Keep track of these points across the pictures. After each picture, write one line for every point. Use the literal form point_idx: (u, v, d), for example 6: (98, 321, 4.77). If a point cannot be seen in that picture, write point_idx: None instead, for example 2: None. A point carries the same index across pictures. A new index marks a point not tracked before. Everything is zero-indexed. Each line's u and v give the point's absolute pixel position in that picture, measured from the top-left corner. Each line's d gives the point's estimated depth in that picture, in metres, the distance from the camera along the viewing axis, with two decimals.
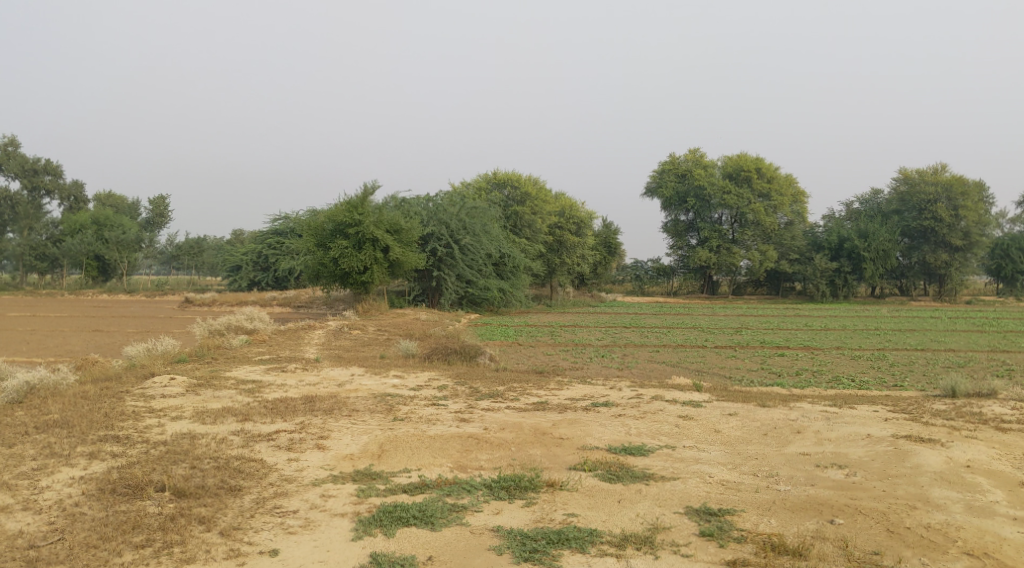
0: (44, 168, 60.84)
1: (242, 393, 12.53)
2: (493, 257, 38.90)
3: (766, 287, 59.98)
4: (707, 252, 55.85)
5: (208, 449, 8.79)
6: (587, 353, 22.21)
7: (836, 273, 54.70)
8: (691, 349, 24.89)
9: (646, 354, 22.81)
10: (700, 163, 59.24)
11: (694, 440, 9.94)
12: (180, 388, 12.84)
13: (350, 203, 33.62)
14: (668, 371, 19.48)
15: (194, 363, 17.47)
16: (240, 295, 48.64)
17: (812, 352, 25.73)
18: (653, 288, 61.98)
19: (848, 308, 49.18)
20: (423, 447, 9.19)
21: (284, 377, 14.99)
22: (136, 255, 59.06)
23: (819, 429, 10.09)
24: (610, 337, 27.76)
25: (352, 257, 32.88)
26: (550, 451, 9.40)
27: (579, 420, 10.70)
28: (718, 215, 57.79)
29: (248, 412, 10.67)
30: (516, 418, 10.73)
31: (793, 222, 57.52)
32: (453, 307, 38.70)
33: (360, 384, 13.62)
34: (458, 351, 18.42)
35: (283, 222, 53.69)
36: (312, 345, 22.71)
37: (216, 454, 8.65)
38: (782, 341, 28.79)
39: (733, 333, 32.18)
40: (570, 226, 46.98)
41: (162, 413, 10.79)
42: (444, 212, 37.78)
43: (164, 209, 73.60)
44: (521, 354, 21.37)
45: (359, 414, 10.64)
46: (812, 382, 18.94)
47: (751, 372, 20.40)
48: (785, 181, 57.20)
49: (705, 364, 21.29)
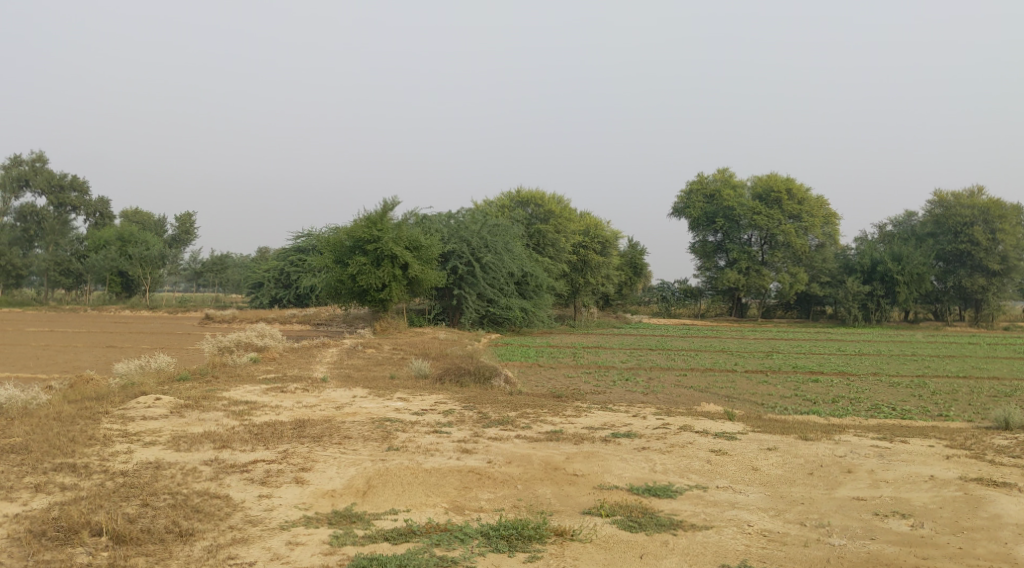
0: (72, 184, 60.70)
1: (231, 415, 11.49)
2: (515, 276, 37.80)
3: (796, 310, 58.19)
4: (735, 273, 54.47)
5: (168, 483, 7.76)
6: (610, 376, 20.96)
7: (869, 297, 52.84)
8: (720, 373, 23.54)
9: (673, 378, 21.52)
10: (729, 183, 58.17)
11: (729, 480, 8.72)
12: (164, 409, 11.78)
13: (370, 218, 32.76)
14: (696, 397, 18.19)
15: (193, 382, 16.45)
16: (261, 311, 47.99)
17: (848, 378, 24.23)
18: (680, 310, 60.57)
19: (882, 333, 47.35)
20: (416, 483, 8.08)
21: (281, 398, 13.91)
22: (160, 272, 58.59)
23: (872, 468, 8.84)
24: (635, 359, 26.46)
25: (370, 274, 31.97)
26: (563, 491, 8.23)
27: (597, 453, 9.50)
28: (748, 236, 56.30)
29: (228, 439, 9.58)
30: (526, 449, 9.56)
31: (824, 244, 55.90)
32: (474, 326, 37.59)
33: (360, 407, 12.51)
34: (472, 372, 17.32)
35: (306, 238, 53.08)
36: (322, 364, 21.75)
37: (176, 488, 7.64)
38: (816, 366, 27.33)
39: (763, 357, 30.64)
40: (595, 245, 45.77)
41: (135, 438, 9.74)
42: (466, 229, 36.94)
43: (190, 226, 73.46)
44: (541, 376, 20.19)
45: (351, 443, 9.53)
46: (852, 411, 17.51)
47: (785, 400, 19.01)
48: (817, 202, 55.53)
49: (735, 391, 19.94)
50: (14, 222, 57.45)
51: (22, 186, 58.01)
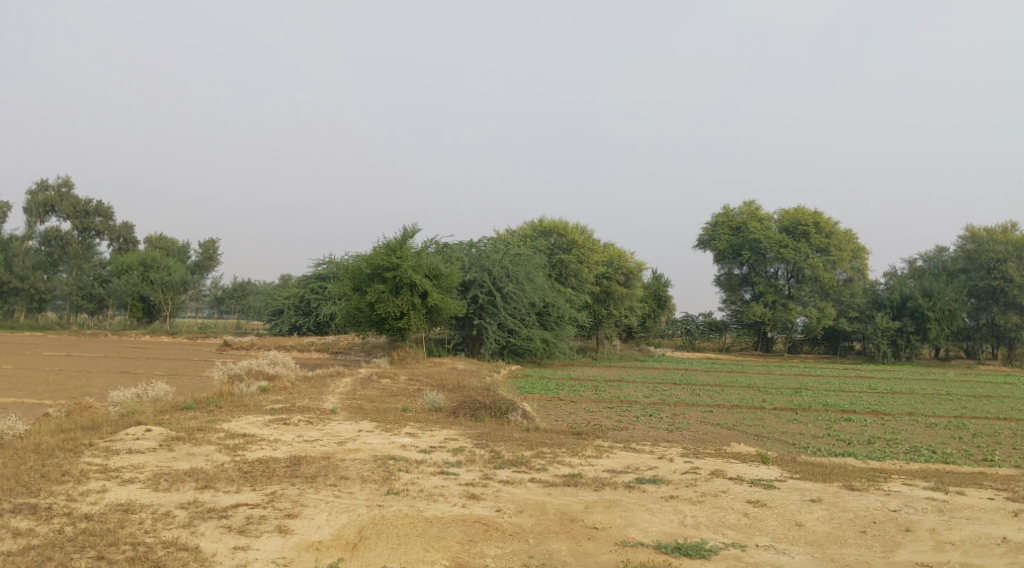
0: (96, 209, 60.69)
1: (223, 449, 10.63)
2: (537, 307, 36.88)
3: (823, 346, 56.59)
4: (761, 307, 53.32)
5: (134, 531, 7.15)
6: (634, 412, 19.94)
7: (899, 333, 51.14)
8: (748, 410, 22.43)
9: (699, 415, 20.46)
10: (755, 216, 56.92)
11: (770, 537, 7.83)
12: (152, 442, 10.95)
13: (389, 246, 32.02)
14: (724, 436, 17.17)
15: (194, 412, 15.67)
16: (279, 339, 47.40)
17: (883, 418, 23.01)
18: (704, 343, 59.37)
19: (913, 370, 45.82)
20: (413, 536, 7.36)
21: (281, 431, 13.03)
22: (181, 297, 58.27)
23: (934, 528, 8.04)
24: (659, 394, 25.38)
25: (388, 302, 31.23)
26: (580, 548, 7.42)
27: (619, 502, 8.57)
28: (774, 269, 55.20)
29: (213, 477, 8.80)
30: (540, 496, 8.66)
31: (852, 278, 54.43)
32: (494, 357, 36.68)
33: (364, 443, 11.59)
34: (487, 407, 16.40)
35: (326, 266, 52.56)
36: (333, 394, 20.91)
37: (141, 539, 7.03)
38: (847, 405, 26.11)
39: (792, 394, 29.37)
40: (618, 276, 44.83)
41: (113, 474, 9.00)
42: (487, 258, 36.17)
43: (213, 252, 73.44)
44: (561, 411, 19.22)
45: (348, 484, 8.68)
46: (890, 454, 16.33)
47: (817, 440, 17.85)
48: (845, 237, 54.12)
49: (764, 429, 18.80)
50: (39, 246, 57.42)
51: (47, 211, 58.13)
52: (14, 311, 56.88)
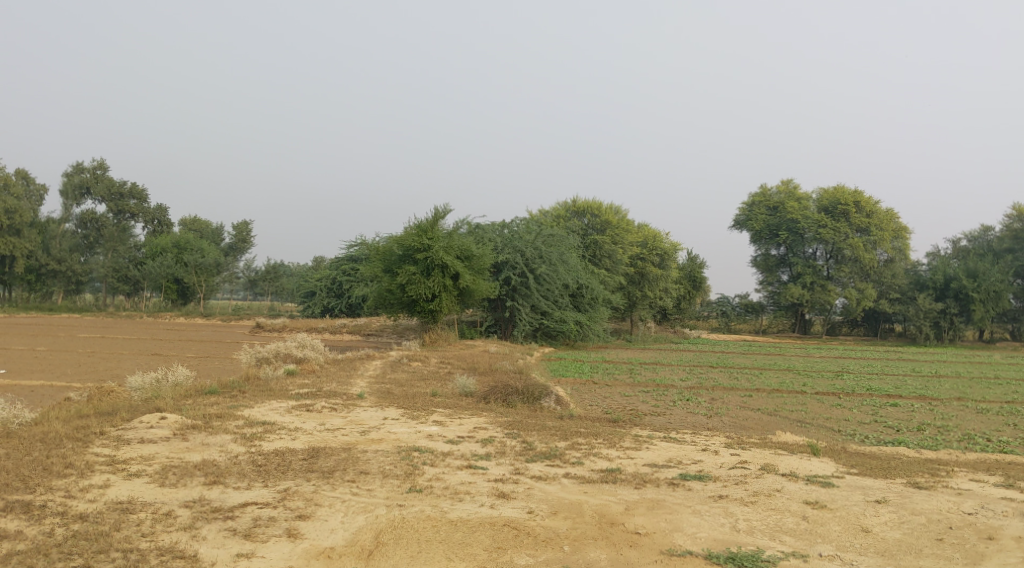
0: (131, 192, 60.70)
1: (239, 439, 10.06)
2: (570, 288, 36.11)
3: (863, 328, 55.11)
4: (799, 288, 51.99)
5: (129, 535, 6.75)
6: (671, 396, 19.16)
7: (942, 315, 49.56)
8: (790, 394, 21.52)
9: (739, 399, 19.64)
10: (793, 195, 55.51)
11: (834, 546, 7.31)
12: (166, 431, 10.40)
13: (420, 227, 31.37)
14: (767, 423, 16.38)
15: (217, 397, 15.17)
16: (311, 321, 47.09)
17: (932, 403, 21.98)
18: (740, 325, 58.27)
19: (957, 353, 44.28)
20: (434, 543, 6.87)
21: (303, 419, 12.43)
22: (215, 279, 58.17)
23: (1018, 536, 7.48)
24: (696, 377, 24.56)
25: (420, 284, 30.62)
26: (622, 558, 6.89)
27: (663, 502, 7.94)
28: (812, 250, 53.74)
29: (225, 470, 8.28)
30: (576, 494, 8.03)
31: (894, 258, 52.73)
32: (526, 340, 36.02)
33: (388, 433, 10.94)
34: (519, 391, 15.75)
35: (358, 247, 52.16)
36: (362, 378, 20.39)
37: (134, 546, 6.62)
38: (892, 389, 25.07)
39: (833, 377, 28.34)
40: (652, 257, 43.86)
41: (120, 465, 8.52)
42: (520, 239, 35.40)
43: (247, 234, 73.57)
44: (596, 395, 18.53)
45: (368, 478, 8.11)
46: (943, 443, 15.39)
47: (865, 427, 16.95)
48: (886, 216, 52.34)
49: (808, 415, 17.93)
50: (76, 229, 57.75)
51: (83, 194, 58.38)
52: (52, 292, 57.34)
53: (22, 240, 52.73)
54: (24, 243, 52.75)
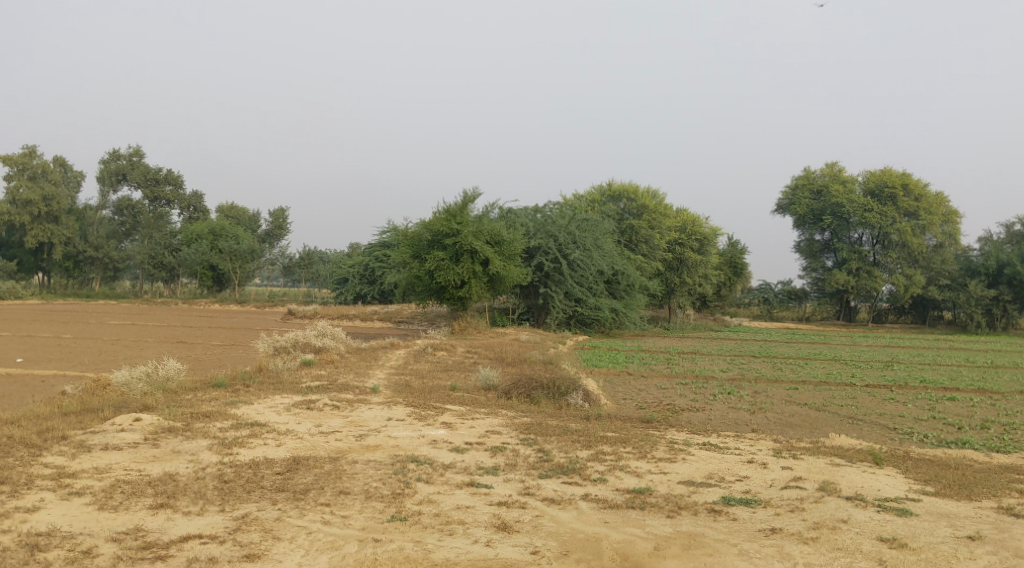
0: (167, 178, 60.29)
1: (216, 444, 8.90)
2: (604, 275, 34.49)
3: (911, 315, 52.69)
4: (844, 274, 49.72)
5: None
6: (710, 389, 17.68)
7: (994, 302, 47.06)
8: (839, 387, 19.82)
9: (783, 392, 18.06)
10: (838, 178, 53.33)
11: None
12: (137, 434, 9.29)
13: (449, 211, 30.06)
14: (818, 420, 14.83)
15: (216, 391, 14.11)
16: (342, 308, 46.08)
17: (993, 396, 20.13)
18: (783, 312, 56.51)
19: (1011, 342, 41.82)
20: None
21: (300, 419, 11.25)
22: (250, 266, 57.14)
23: None
24: (736, 367, 22.93)
25: (448, 271, 29.33)
26: None
27: (700, 539, 6.85)
28: (858, 235, 51.35)
29: (180, 491, 7.39)
30: (588, 526, 7.05)
31: (943, 244, 50.18)
32: (560, 327, 34.63)
33: (388, 438, 9.71)
34: (544, 386, 14.43)
35: (390, 233, 50.96)
36: (381, 368, 19.21)
37: None
38: (948, 381, 23.13)
39: (884, 368, 26.49)
40: (692, 242, 41.97)
41: (60, 480, 7.59)
42: (553, 224, 34.00)
43: (283, 221, 73.08)
44: (629, 388, 17.14)
45: (350, 506, 7.30)
46: (1013, 444, 13.68)
47: (924, 425, 15.30)
48: (936, 199, 49.77)
49: (860, 411, 16.30)
50: (112, 216, 57.52)
51: (119, 180, 58.05)
52: (90, 279, 57.17)
53: (59, 227, 52.54)
54: (60, 229, 52.51)
